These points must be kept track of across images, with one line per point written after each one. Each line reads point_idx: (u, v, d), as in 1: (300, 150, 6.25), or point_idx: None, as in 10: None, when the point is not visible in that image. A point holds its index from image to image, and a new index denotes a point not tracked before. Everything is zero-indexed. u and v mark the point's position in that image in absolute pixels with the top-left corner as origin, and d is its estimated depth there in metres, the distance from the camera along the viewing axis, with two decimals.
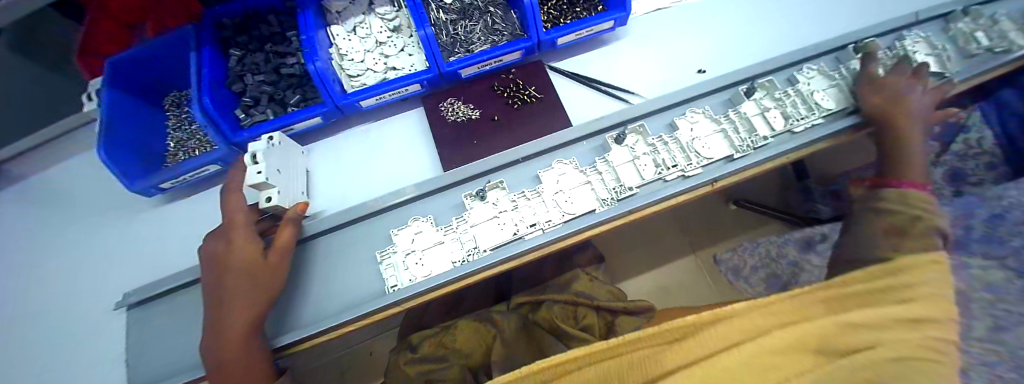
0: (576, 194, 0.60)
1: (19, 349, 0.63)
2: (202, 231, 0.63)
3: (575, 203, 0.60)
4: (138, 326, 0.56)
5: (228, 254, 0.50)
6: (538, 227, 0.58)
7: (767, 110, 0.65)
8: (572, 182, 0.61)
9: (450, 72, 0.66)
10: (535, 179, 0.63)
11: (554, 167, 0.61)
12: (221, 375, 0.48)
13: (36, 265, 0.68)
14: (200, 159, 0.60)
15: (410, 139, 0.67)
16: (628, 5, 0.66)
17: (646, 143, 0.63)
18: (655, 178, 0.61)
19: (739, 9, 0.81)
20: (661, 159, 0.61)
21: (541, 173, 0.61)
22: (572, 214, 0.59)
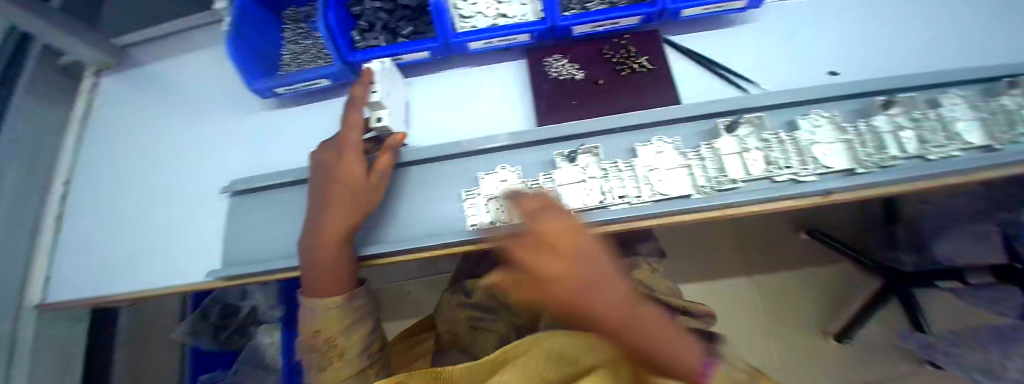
0: (672, 175, 0.56)
1: (131, 207, 0.72)
2: (299, 138, 0.67)
3: (670, 185, 0.55)
4: (242, 212, 0.63)
5: (336, 163, 0.53)
6: (624, 200, 0.56)
7: (904, 128, 0.54)
8: (668, 162, 0.57)
9: (563, 28, 0.63)
10: (630, 152, 0.60)
11: (652, 143, 0.58)
12: (316, 272, 0.52)
13: (150, 140, 0.77)
14: (317, 71, 0.63)
15: (506, 90, 0.67)
16: None
17: (760, 138, 0.57)
18: (762, 176, 0.55)
19: (888, 9, 0.71)
20: (772, 157, 0.55)
21: (639, 147, 0.58)
22: (663, 194, 0.55)
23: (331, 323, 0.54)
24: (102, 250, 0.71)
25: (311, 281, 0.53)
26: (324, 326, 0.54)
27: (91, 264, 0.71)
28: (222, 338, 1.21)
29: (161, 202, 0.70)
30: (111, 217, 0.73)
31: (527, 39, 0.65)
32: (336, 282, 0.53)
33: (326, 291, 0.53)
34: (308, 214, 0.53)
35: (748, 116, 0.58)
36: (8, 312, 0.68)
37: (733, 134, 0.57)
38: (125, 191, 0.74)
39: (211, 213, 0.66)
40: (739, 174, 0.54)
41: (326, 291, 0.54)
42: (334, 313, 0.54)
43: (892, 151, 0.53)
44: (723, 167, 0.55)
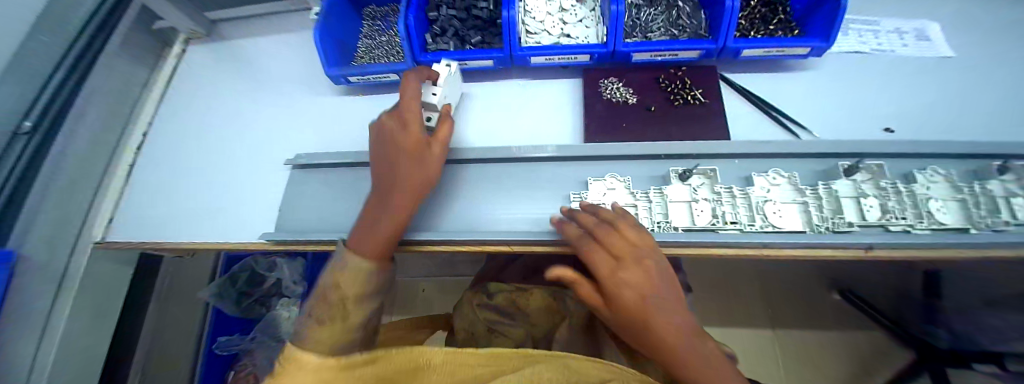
0: (787, 209, 0.57)
1: (196, 165, 0.79)
2: (364, 126, 0.73)
3: (784, 217, 0.56)
4: (299, 184, 0.69)
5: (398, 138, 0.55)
6: (735, 225, 0.55)
7: (1016, 195, 0.57)
8: (784, 196, 0.57)
9: (622, 54, 0.66)
10: (745, 180, 0.60)
11: (772, 172, 0.58)
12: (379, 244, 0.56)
13: (223, 108, 0.84)
14: (390, 66, 0.68)
15: (558, 104, 0.70)
16: (834, 36, 0.61)
17: (874, 187, 0.62)
18: (878, 223, 0.58)
19: (944, 77, 0.72)
20: (889, 205, 0.59)
21: (756, 176, 0.58)
22: (781, 227, 0.55)
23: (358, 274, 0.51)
24: (161, 201, 0.77)
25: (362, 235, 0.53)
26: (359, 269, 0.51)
27: (152, 212, 0.77)
28: (242, 305, 1.27)
29: (224, 167, 0.76)
30: (173, 171, 0.80)
31: (586, 60, 0.68)
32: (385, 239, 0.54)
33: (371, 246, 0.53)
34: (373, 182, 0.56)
35: (867, 162, 0.62)
36: (68, 244, 0.74)
37: (849, 177, 0.59)
38: (193, 153, 0.81)
39: (267, 182, 0.72)
40: (855, 218, 0.58)
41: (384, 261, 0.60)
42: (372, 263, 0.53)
43: (1005, 217, 0.56)
44: (840, 208, 0.57)
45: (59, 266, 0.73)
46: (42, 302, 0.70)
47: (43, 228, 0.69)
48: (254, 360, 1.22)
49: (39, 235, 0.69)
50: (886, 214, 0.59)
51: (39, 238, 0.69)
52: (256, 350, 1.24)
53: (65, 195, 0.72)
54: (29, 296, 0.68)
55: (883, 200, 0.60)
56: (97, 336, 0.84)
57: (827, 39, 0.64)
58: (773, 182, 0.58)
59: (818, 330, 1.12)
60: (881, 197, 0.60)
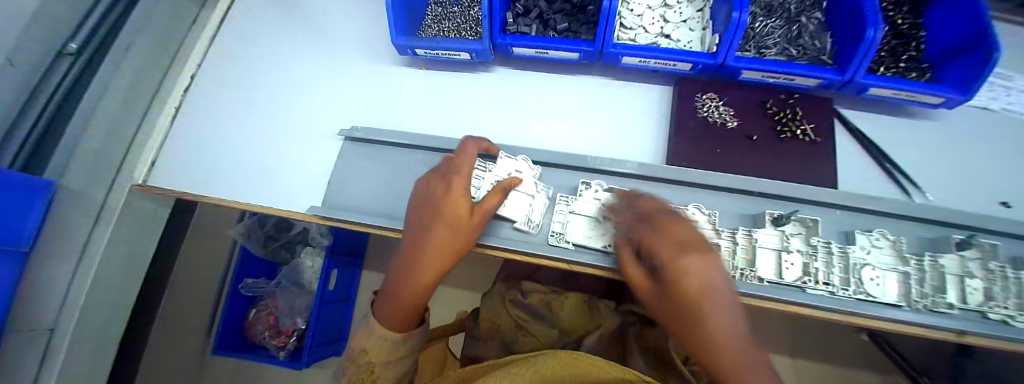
0: (885, 280, 0.53)
1: (243, 118, 0.75)
2: (428, 108, 0.68)
3: (881, 288, 0.52)
4: (349, 158, 0.65)
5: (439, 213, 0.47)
6: (826, 286, 0.51)
7: None
8: (881, 262, 0.54)
9: (729, 69, 0.58)
10: (846, 236, 0.55)
11: (875, 233, 0.54)
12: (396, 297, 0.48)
13: (273, 60, 0.80)
14: (464, 44, 0.62)
15: (640, 113, 0.63)
16: (976, 89, 0.57)
17: (982, 267, 0.56)
18: (977, 308, 0.54)
19: None
20: (993, 291, 0.54)
21: (860, 235, 0.54)
22: (874, 297, 0.51)
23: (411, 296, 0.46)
24: (205, 148, 0.75)
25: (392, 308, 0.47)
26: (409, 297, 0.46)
27: (196, 160, 0.74)
28: (269, 249, 1.28)
29: (271, 126, 0.72)
30: (219, 119, 0.76)
31: (685, 69, 0.60)
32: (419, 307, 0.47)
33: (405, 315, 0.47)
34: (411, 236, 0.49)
35: (979, 239, 0.57)
36: (109, 179, 0.71)
37: (961, 252, 0.55)
38: (242, 105, 0.76)
39: (316, 150, 0.68)
40: (957, 301, 0.54)
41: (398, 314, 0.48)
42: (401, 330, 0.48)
43: None
44: (943, 287, 0.54)
45: (97, 201, 0.70)
46: (78, 235, 0.68)
47: (84, 161, 0.66)
48: (276, 305, 1.28)
49: (78, 168, 0.66)
50: (986, 299, 0.54)
51: (79, 171, 0.66)
52: (277, 296, 1.29)
53: (107, 131, 0.70)
54: (66, 228, 0.66)
55: (988, 284, 0.55)
56: (132, 271, 0.84)
57: (966, 94, 0.58)
58: (876, 243, 0.54)
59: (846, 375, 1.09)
60: (986, 280, 0.55)
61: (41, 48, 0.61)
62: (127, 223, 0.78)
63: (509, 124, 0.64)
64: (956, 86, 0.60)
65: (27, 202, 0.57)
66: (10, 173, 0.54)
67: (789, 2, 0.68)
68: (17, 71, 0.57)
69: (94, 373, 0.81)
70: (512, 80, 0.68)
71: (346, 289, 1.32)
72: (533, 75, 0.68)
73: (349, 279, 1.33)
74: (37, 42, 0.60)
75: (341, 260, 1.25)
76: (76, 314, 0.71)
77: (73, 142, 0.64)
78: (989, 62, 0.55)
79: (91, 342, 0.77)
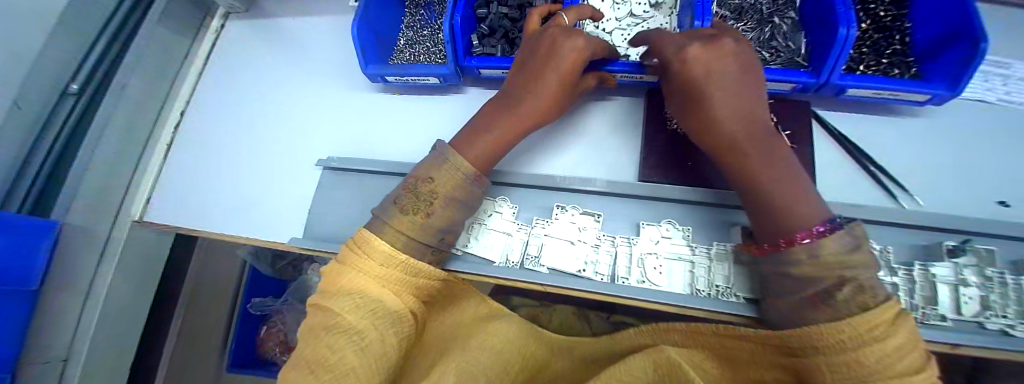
0: None
1: (229, 150, 0.77)
2: (403, 132, 0.69)
3: None
4: (328, 186, 0.67)
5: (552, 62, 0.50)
6: None
7: None
8: None
9: None
10: None
11: None
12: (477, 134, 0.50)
13: (256, 91, 0.82)
14: (430, 69, 0.62)
15: (612, 127, 0.62)
16: (963, 85, 0.54)
17: (978, 274, 0.53)
18: (972, 319, 0.51)
19: None
20: (991, 300, 0.51)
21: None
22: None
23: (447, 180, 0.45)
24: (195, 181, 0.77)
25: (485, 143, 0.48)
26: (427, 187, 0.44)
27: (190, 193, 0.76)
28: (277, 266, 1.31)
29: (256, 155, 0.74)
30: (207, 153, 0.79)
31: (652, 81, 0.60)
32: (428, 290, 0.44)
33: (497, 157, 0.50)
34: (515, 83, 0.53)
35: (974, 245, 0.54)
36: (111, 215, 0.74)
37: (954, 260, 0.52)
38: (228, 138, 0.78)
39: (296, 179, 0.69)
40: (950, 312, 0.52)
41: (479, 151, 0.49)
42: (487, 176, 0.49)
43: None
44: (934, 298, 0.52)
45: (101, 237, 0.74)
46: (85, 272, 0.72)
47: (88, 200, 0.69)
48: (285, 319, 1.30)
49: (82, 208, 0.69)
50: (984, 309, 0.51)
51: (83, 210, 0.69)
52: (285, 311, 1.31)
53: (108, 170, 0.72)
54: (74, 264, 0.69)
55: (986, 292, 0.52)
56: (139, 299, 0.87)
57: (954, 89, 0.56)
58: None
59: None
60: (984, 289, 0.52)
61: (44, 92, 0.67)
62: (129, 255, 0.81)
63: None
64: (942, 81, 0.58)
65: (33, 244, 0.60)
66: (16, 218, 0.58)
67: (761, 4, 0.66)
68: (26, 113, 0.64)
69: None
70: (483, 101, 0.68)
71: None
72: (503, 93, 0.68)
73: None
74: (41, 83, 0.66)
75: None
76: (87, 344, 0.75)
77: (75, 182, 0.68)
78: (975, 55, 0.52)
79: (102, 369, 0.81)
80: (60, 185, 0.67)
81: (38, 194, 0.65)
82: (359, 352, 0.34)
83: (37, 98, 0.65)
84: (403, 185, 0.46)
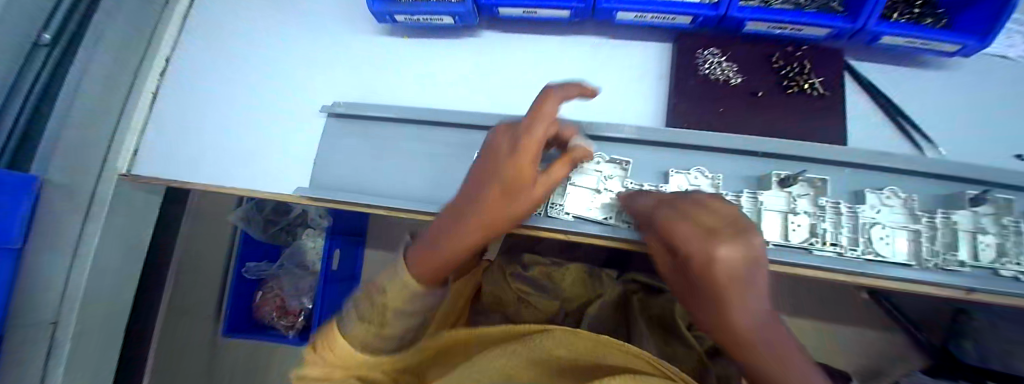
0: (893, 239, 0.52)
1: (222, 99, 0.71)
2: (413, 78, 0.64)
3: (890, 248, 0.51)
4: (334, 135, 0.63)
5: (501, 167, 0.42)
6: (834, 247, 0.50)
7: None
8: (893, 220, 0.52)
9: (733, 20, 0.53)
10: (855, 196, 0.53)
11: (886, 192, 0.52)
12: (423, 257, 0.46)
13: (248, 35, 0.75)
14: (445, 7, 0.57)
15: (639, 73, 0.58)
16: (996, 35, 0.53)
17: (996, 222, 0.53)
18: (988, 265, 0.52)
19: None
20: (1006, 247, 0.52)
21: (872, 194, 0.52)
22: (881, 256, 0.51)
23: (395, 294, 0.44)
24: (185, 133, 0.71)
25: (428, 259, 0.45)
26: (380, 298, 0.45)
27: (181, 146, 0.71)
28: (269, 232, 1.29)
29: (252, 104, 0.69)
30: (198, 102, 0.73)
31: (684, 23, 0.55)
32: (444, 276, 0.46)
33: (443, 271, 0.46)
34: (472, 185, 0.45)
35: (994, 195, 0.54)
36: (94, 171, 0.68)
37: (974, 209, 0.52)
38: (219, 87, 0.72)
39: (298, 129, 0.65)
40: (968, 257, 0.52)
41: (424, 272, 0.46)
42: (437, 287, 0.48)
43: None
44: (954, 243, 0.52)
45: (85, 195, 0.67)
46: (70, 232, 0.67)
47: (69, 154, 0.63)
48: (281, 285, 1.29)
49: (63, 161, 0.62)
50: (1001, 256, 0.52)
51: (65, 164, 0.63)
52: (282, 277, 1.30)
53: (88, 121, 0.65)
54: (57, 221, 0.64)
55: (1001, 239, 0.52)
56: (129, 261, 0.83)
57: (983, 40, 0.54)
58: (886, 202, 0.52)
59: (852, 334, 1.05)
60: (998, 236, 0.52)
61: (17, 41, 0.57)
62: (117, 214, 0.76)
63: (496, 91, 0.61)
64: (970, 31, 0.57)
65: (13, 199, 0.55)
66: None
67: None
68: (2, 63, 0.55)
69: (107, 365, 0.83)
70: (498, 45, 0.63)
71: (349, 268, 1.31)
72: (519, 36, 0.63)
73: (352, 257, 1.31)
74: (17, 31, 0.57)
75: (342, 239, 1.24)
76: (76, 308, 0.71)
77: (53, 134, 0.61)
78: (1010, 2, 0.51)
79: (95, 333, 0.77)
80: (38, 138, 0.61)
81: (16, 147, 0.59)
82: (362, 347, 0.45)
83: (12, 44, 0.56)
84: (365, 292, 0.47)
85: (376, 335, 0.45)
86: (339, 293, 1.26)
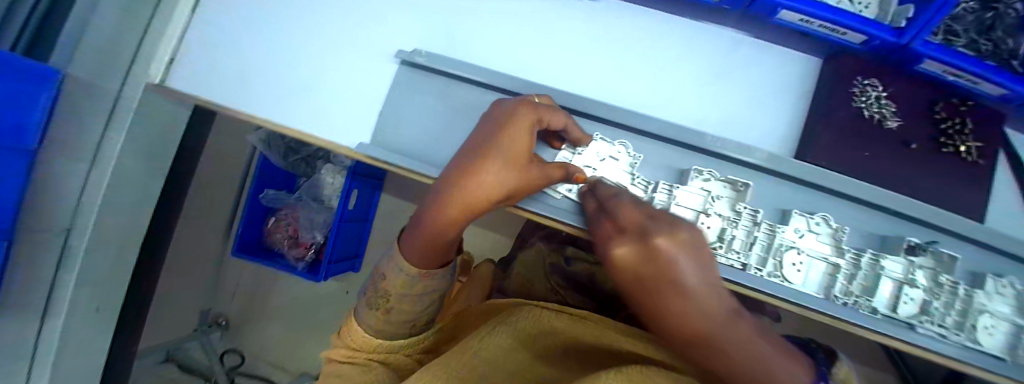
0: (998, 331, 0.48)
1: (276, 13, 0.62)
2: (504, 36, 0.55)
3: (993, 339, 0.47)
4: (404, 86, 0.55)
5: (496, 138, 0.39)
6: (939, 328, 0.46)
7: None
8: (1005, 311, 0.48)
9: (914, 53, 0.44)
10: (973, 277, 0.48)
11: (1009, 281, 0.47)
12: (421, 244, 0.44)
13: None
14: None
15: (775, 88, 0.50)
16: None
17: None
18: None
19: None
20: None
21: (996, 280, 0.47)
22: (983, 347, 0.47)
23: (396, 282, 0.46)
24: (232, 45, 0.63)
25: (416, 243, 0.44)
26: (383, 285, 0.47)
27: (223, 60, 0.63)
28: (290, 161, 1.23)
29: (310, 26, 0.60)
30: (247, 10, 0.63)
31: (853, 40, 0.46)
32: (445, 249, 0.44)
33: (435, 255, 0.45)
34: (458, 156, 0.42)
35: None
36: (123, 74, 0.61)
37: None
38: (272, 0, 0.62)
39: (364, 69, 0.57)
40: None
41: (421, 257, 0.45)
42: (429, 270, 0.46)
43: None
44: None
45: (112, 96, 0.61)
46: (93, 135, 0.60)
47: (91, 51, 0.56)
48: (296, 217, 1.25)
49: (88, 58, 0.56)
50: None
51: None
52: (298, 209, 1.26)
53: None
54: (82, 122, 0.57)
55: None
56: (152, 173, 0.77)
57: None
58: (1002, 291, 0.48)
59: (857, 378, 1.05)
60: None
61: None
62: (143, 120, 0.68)
63: (599, 74, 0.51)
64: None
65: (28, 90, 0.49)
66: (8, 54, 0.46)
67: None
68: None
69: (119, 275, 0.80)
70: (614, 19, 0.52)
71: (364, 211, 1.25)
72: (647, 12, 0.52)
73: (369, 198, 1.26)
74: None
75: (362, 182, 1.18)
76: (94, 215, 0.66)
77: (83, 18, 0.55)
78: None
79: (113, 241, 0.74)
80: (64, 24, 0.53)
81: None
82: (374, 335, 0.49)
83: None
84: (372, 276, 0.50)
85: (383, 322, 0.48)
86: (352, 235, 1.23)
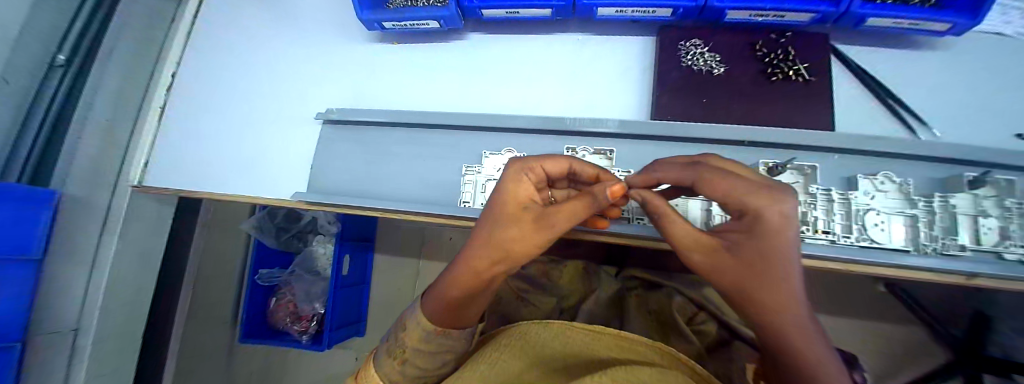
0: (892, 225, 0.51)
1: (223, 110, 0.74)
2: (404, 84, 0.66)
3: (888, 232, 0.51)
4: (329, 142, 0.65)
5: (502, 199, 0.38)
6: (826, 235, 0.51)
7: None
8: (891, 205, 0.51)
9: (714, 11, 0.53)
10: (847, 182, 0.53)
11: (878, 177, 0.51)
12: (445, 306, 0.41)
13: (241, 47, 0.77)
14: (428, 11, 0.59)
15: (624, 67, 0.59)
16: (987, 12, 0.49)
17: (999, 205, 0.49)
18: (990, 249, 0.49)
19: None
20: (1009, 230, 0.48)
21: (862, 178, 0.51)
22: (879, 243, 0.50)
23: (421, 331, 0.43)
24: (189, 148, 0.74)
25: (435, 301, 0.41)
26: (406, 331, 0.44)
27: (182, 157, 0.74)
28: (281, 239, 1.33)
29: (249, 113, 0.72)
30: (198, 114, 0.75)
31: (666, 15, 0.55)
32: (472, 306, 0.41)
33: (454, 314, 0.41)
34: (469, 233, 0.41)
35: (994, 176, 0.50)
36: (109, 184, 0.71)
37: (974, 192, 0.49)
38: (218, 101, 0.75)
39: (295, 137, 0.67)
40: (967, 242, 0.49)
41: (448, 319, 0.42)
42: (451, 331, 0.42)
43: None
44: (953, 228, 0.50)
45: (102, 205, 0.71)
46: (86, 244, 0.69)
47: (83, 168, 0.66)
48: (295, 289, 1.30)
49: (80, 176, 0.66)
50: (1004, 239, 0.49)
51: (81, 179, 0.66)
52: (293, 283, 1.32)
53: (103, 138, 0.69)
54: (76, 233, 0.67)
55: (1004, 222, 0.49)
56: (147, 274, 0.85)
57: (975, 17, 0.50)
58: (881, 187, 0.51)
59: (866, 325, 0.99)
60: (1001, 219, 0.49)
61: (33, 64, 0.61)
62: (135, 225, 0.79)
63: (484, 94, 0.62)
64: (965, 8, 0.52)
65: (31, 213, 0.57)
66: (13, 185, 0.54)
67: None
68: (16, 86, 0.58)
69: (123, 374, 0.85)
70: (487, 46, 0.64)
71: (360, 274, 1.31)
72: (510, 38, 0.64)
73: (362, 263, 1.32)
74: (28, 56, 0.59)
75: (352, 245, 1.25)
76: (96, 316, 0.73)
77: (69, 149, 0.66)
78: None
79: (115, 341, 0.80)
80: (55, 157, 0.63)
81: (37, 167, 0.62)
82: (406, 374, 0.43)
83: (24, 66, 0.60)
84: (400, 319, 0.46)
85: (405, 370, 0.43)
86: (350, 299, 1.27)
